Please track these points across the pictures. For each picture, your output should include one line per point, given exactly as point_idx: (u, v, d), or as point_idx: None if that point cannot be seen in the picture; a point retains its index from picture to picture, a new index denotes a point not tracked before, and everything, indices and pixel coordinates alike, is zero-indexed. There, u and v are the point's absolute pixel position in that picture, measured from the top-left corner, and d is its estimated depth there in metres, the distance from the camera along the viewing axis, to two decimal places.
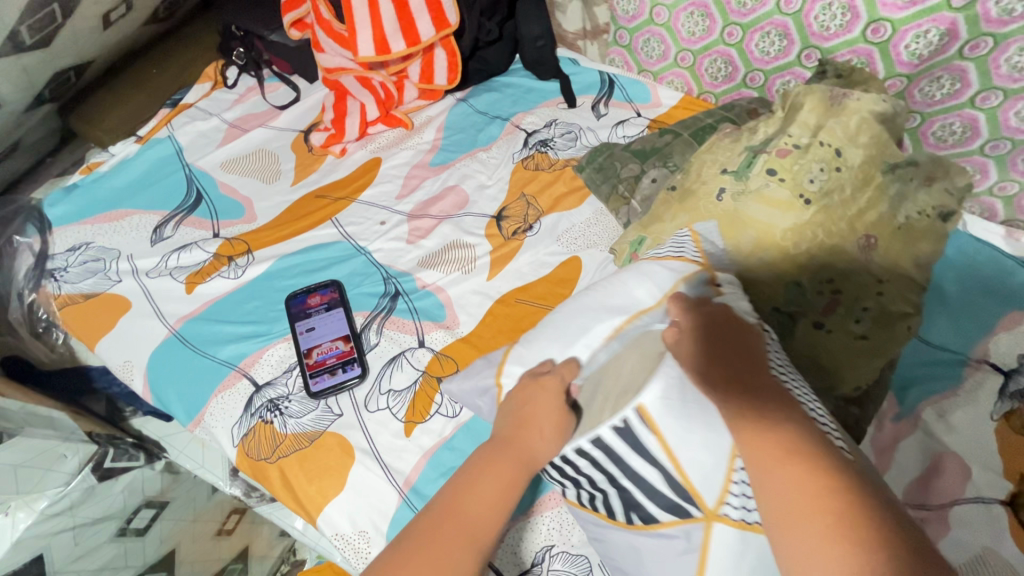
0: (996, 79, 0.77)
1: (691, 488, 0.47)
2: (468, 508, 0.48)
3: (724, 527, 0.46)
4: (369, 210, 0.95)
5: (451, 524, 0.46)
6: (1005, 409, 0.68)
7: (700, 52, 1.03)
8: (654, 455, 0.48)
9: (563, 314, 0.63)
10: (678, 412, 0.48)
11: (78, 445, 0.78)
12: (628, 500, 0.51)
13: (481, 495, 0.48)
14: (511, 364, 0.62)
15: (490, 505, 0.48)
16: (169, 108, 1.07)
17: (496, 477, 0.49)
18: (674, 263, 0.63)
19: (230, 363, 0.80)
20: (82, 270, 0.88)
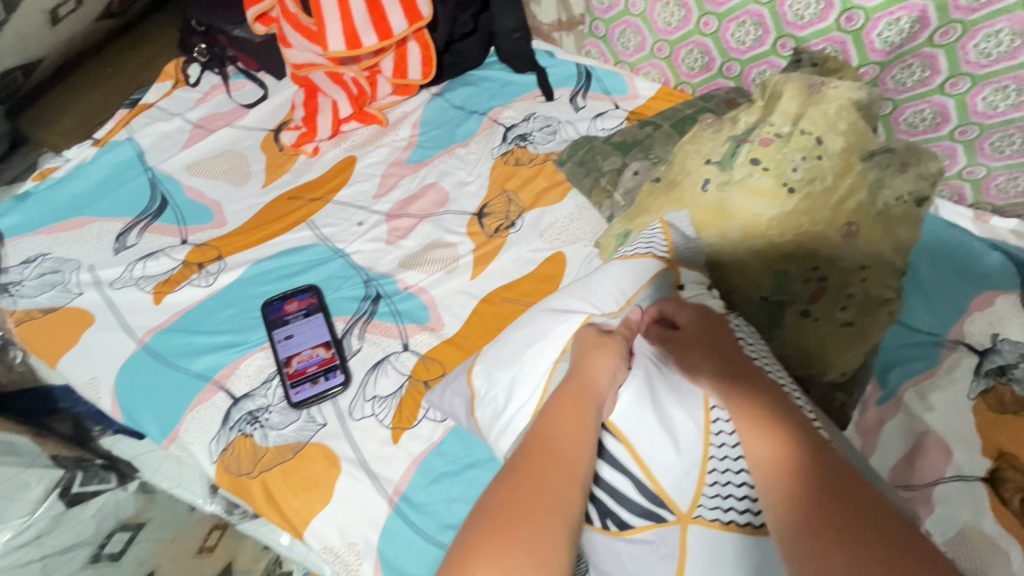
0: (965, 65, 0.79)
1: (660, 491, 0.50)
2: (558, 440, 0.45)
3: (699, 529, 0.48)
4: (345, 210, 0.92)
5: (544, 457, 0.44)
6: (981, 387, 0.70)
7: (677, 42, 1.02)
8: (625, 462, 0.51)
9: (543, 319, 0.63)
10: (645, 425, 0.51)
11: (42, 472, 0.75)
12: (602, 506, 0.51)
13: (566, 427, 0.46)
14: (492, 363, 0.63)
15: (573, 441, 0.45)
16: (127, 108, 1.01)
17: (573, 410, 0.47)
18: (639, 263, 0.65)
19: (205, 376, 0.77)
20: (39, 283, 0.82)
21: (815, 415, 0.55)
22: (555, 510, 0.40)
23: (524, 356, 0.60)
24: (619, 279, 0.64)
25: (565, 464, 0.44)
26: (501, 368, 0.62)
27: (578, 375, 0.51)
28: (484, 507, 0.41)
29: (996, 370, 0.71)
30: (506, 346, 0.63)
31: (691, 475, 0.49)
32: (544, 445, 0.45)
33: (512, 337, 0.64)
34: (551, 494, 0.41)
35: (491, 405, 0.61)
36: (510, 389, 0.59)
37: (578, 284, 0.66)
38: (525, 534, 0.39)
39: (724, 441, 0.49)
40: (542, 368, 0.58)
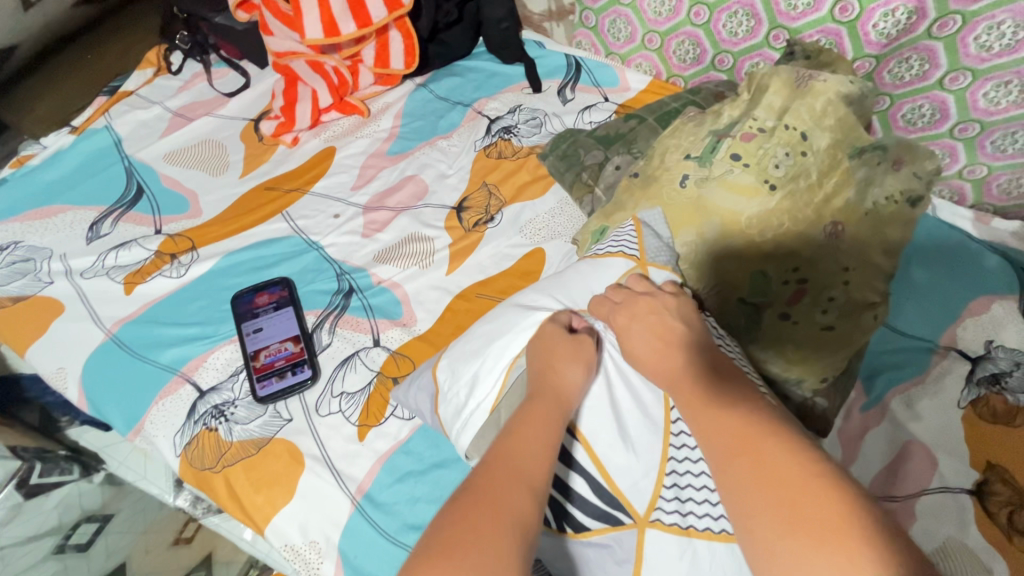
0: (965, 59, 0.75)
1: (616, 492, 0.48)
2: (520, 455, 0.42)
3: (656, 533, 0.46)
4: (322, 202, 0.90)
5: (503, 473, 0.41)
6: (972, 397, 0.69)
7: (667, 34, 1.00)
8: (584, 463, 0.49)
9: (510, 315, 0.60)
10: (609, 432, 0.49)
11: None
12: (557, 508, 0.49)
13: (530, 444, 0.43)
14: (450, 360, 0.61)
15: (536, 455, 0.43)
16: (106, 95, 1.00)
17: (537, 423, 0.45)
18: (608, 263, 0.62)
19: (172, 368, 0.76)
20: (10, 271, 0.82)
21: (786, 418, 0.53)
22: (513, 529, 0.38)
23: (487, 350, 0.58)
24: (589, 276, 0.61)
25: (527, 478, 0.41)
26: (466, 364, 0.59)
27: (545, 385, 0.48)
28: (440, 520, 0.39)
29: (988, 380, 0.69)
30: (468, 343, 0.61)
31: (648, 476, 0.47)
32: (507, 454, 0.42)
33: (477, 333, 0.61)
34: (509, 513, 0.38)
35: (450, 407, 0.59)
36: (472, 384, 0.57)
37: (549, 281, 0.63)
38: (472, 553, 0.36)
39: (684, 442, 0.48)
40: (503, 362, 0.56)
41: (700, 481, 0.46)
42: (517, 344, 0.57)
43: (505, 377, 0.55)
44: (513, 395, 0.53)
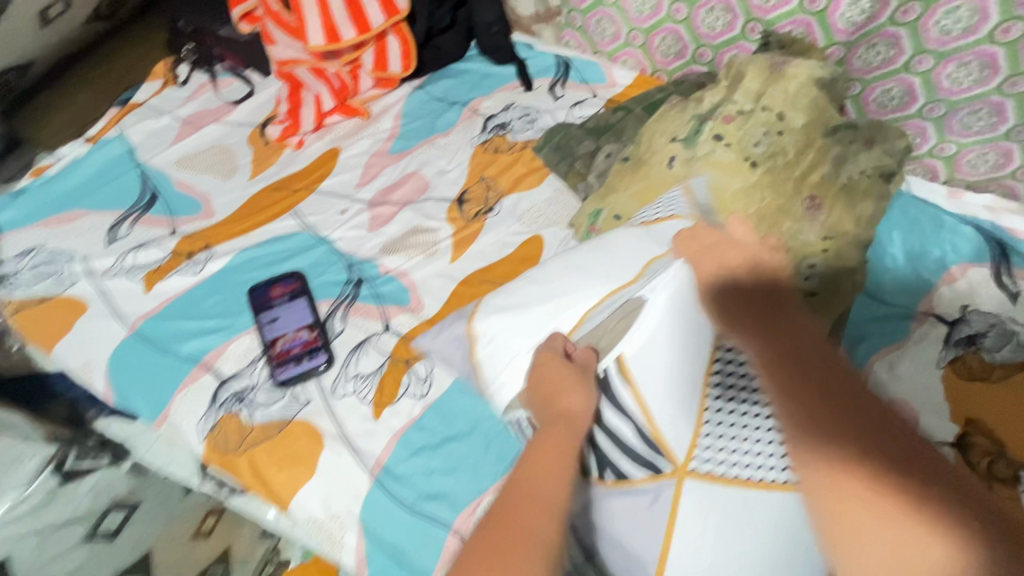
0: (928, 42, 0.81)
1: (657, 437, 0.51)
2: (535, 484, 0.47)
3: (693, 481, 0.50)
4: (329, 200, 0.95)
5: (521, 502, 0.46)
6: (950, 356, 0.76)
7: (650, 30, 1.05)
8: (629, 407, 0.53)
9: (565, 277, 0.62)
10: (654, 371, 0.52)
11: (37, 447, 0.79)
12: (602, 458, 0.53)
13: (544, 473, 0.48)
14: (490, 315, 0.64)
15: (551, 486, 0.47)
16: (118, 107, 1.04)
17: (550, 453, 0.50)
18: (663, 226, 0.62)
19: (194, 358, 0.80)
20: (34, 274, 0.85)
21: None
22: (537, 553, 0.42)
23: (543, 307, 0.61)
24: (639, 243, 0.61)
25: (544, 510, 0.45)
26: (519, 319, 0.62)
27: (553, 412, 0.53)
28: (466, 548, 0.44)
29: (965, 341, 0.76)
30: (522, 299, 0.63)
31: (690, 428, 0.51)
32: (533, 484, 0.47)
33: (530, 289, 0.63)
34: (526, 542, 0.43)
35: (491, 358, 0.63)
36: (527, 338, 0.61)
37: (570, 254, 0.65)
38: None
39: (720, 395, 0.51)
40: (568, 318, 0.59)
41: (733, 432, 0.51)
42: (578, 305, 0.59)
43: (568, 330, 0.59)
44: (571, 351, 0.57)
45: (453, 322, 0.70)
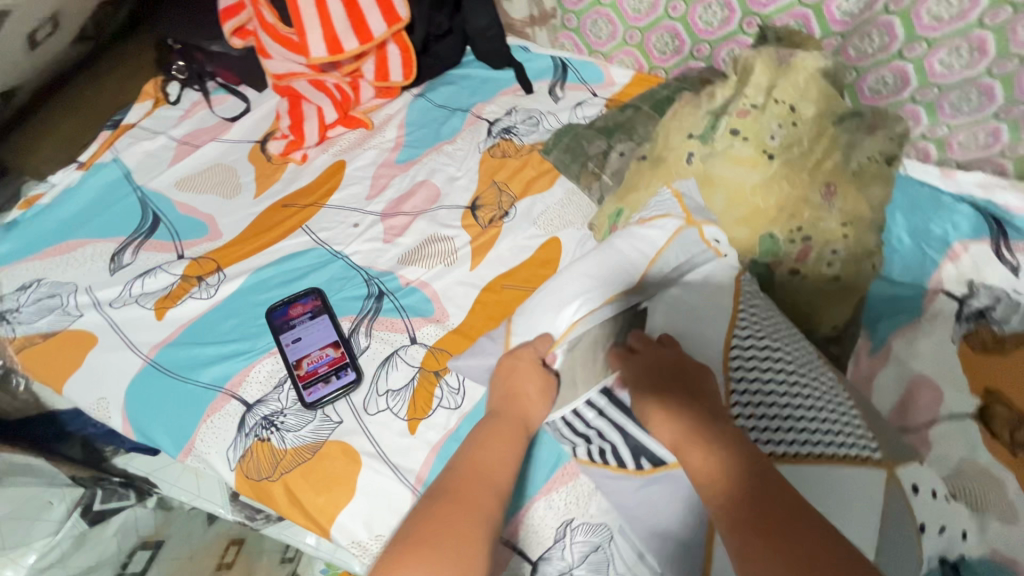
0: (920, 29, 0.83)
1: None
2: (486, 462, 0.52)
3: None
4: (340, 214, 0.93)
5: (473, 478, 0.50)
6: (963, 331, 0.78)
7: (647, 29, 1.06)
8: None
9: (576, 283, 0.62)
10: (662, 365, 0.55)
11: (63, 489, 0.75)
12: (637, 446, 0.54)
13: (495, 453, 0.53)
14: (515, 334, 0.65)
15: (474, 507, 0.48)
16: (110, 129, 1.00)
17: (501, 437, 0.55)
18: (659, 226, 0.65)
19: (216, 386, 0.77)
20: (37, 308, 0.82)
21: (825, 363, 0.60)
22: (478, 519, 0.47)
23: (552, 319, 0.61)
24: (637, 242, 0.64)
25: (461, 531, 0.46)
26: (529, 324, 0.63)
27: (509, 406, 0.58)
28: (409, 526, 0.46)
29: (975, 315, 0.78)
30: (534, 312, 0.64)
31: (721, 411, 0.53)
32: (463, 492, 0.49)
33: (538, 302, 0.64)
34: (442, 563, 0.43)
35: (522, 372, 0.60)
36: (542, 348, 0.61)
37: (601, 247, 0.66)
38: (443, 547, 0.44)
39: (741, 378, 0.55)
40: (569, 323, 0.60)
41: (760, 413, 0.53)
42: (585, 307, 0.60)
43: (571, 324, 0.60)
44: (583, 353, 0.58)
45: (486, 345, 0.69)
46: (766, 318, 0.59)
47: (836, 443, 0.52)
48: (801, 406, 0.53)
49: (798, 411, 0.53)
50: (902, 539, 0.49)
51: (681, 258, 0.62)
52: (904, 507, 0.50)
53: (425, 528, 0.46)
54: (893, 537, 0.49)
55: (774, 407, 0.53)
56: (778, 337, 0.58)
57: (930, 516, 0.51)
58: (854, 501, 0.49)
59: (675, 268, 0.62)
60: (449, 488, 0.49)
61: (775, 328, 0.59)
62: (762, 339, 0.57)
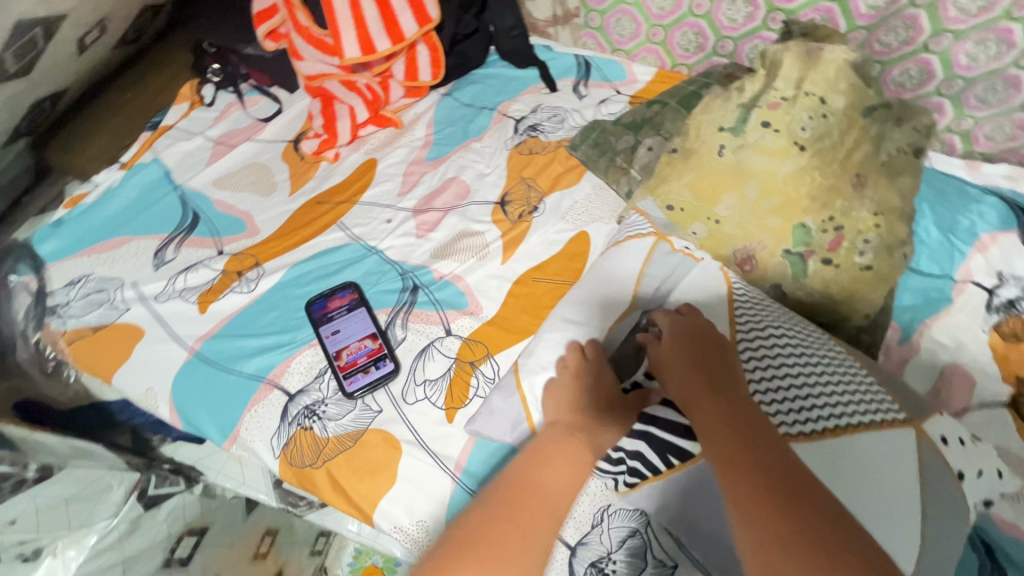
0: (947, 22, 0.84)
1: None
2: (546, 484, 0.52)
3: None
4: (373, 210, 0.95)
5: (530, 498, 0.50)
6: (993, 322, 0.78)
7: (670, 26, 1.08)
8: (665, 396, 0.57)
9: (572, 313, 0.68)
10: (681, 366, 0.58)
11: (123, 474, 0.75)
12: (663, 444, 0.55)
13: (556, 473, 0.53)
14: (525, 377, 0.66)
15: (564, 486, 0.52)
16: (150, 130, 1.04)
17: (566, 457, 0.54)
18: (635, 245, 0.71)
19: (258, 377, 0.79)
20: (86, 303, 0.85)
21: (839, 346, 0.62)
22: (535, 545, 0.47)
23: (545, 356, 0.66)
24: (623, 262, 0.70)
25: (552, 503, 0.50)
26: (529, 357, 0.67)
27: (579, 427, 0.57)
28: (464, 527, 0.49)
29: (1006, 305, 0.79)
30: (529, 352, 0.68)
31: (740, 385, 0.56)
32: (517, 512, 0.49)
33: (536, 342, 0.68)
34: (538, 532, 0.48)
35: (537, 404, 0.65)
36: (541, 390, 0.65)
37: (589, 273, 0.72)
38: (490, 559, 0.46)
39: (755, 365, 0.57)
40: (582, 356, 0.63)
41: (782, 394, 0.55)
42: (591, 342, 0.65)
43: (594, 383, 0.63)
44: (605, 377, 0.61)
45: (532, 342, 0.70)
46: (760, 308, 0.63)
47: (860, 410, 0.54)
48: (816, 383, 0.56)
49: (812, 390, 0.55)
50: (946, 491, 0.51)
51: (666, 270, 0.69)
52: (940, 458, 0.53)
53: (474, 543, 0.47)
54: (938, 489, 0.51)
55: (794, 387, 0.55)
56: (780, 325, 0.61)
57: (965, 462, 0.54)
58: (896, 466, 0.51)
59: (661, 283, 0.68)
60: (503, 500, 0.51)
61: (774, 315, 0.62)
62: (764, 328, 0.60)
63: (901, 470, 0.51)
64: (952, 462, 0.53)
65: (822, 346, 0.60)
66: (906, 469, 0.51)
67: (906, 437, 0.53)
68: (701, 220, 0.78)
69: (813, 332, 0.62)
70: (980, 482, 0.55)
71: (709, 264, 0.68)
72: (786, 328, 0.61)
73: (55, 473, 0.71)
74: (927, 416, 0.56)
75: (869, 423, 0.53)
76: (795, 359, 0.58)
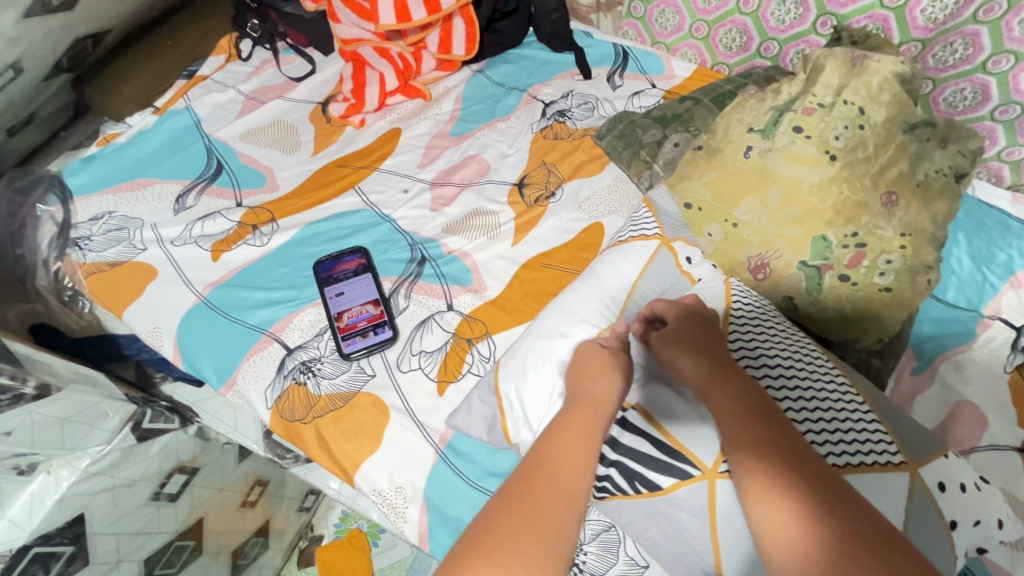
0: (1009, 42, 0.79)
1: (677, 445, 0.52)
2: (564, 454, 0.44)
3: (725, 483, 0.49)
4: (391, 178, 0.95)
5: (546, 470, 0.43)
6: (1017, 362, 0.75)
7: (715, 22, 1.04)
8: (639, 426, 0.55)
9: (559, 321, 0.66)
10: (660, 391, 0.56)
11: (119, 404, 0.76)
12: (628, 471, 0.54)
13: (572, 442, 0.45)
14: (506, 381, 0.66)
15: (584, 450, 0.45)
16: (186, 79, 1.07)
17: (578, 421, 0.47)
18: (635, 246, 0.70)
19: (261, 328, 0.81)
20: (106, 239, 0.87)
21: (838, 367, 0.59)
22: (562, 522, 0.40)
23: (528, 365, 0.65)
24: (619, 268, 0.68)
25: (573, 470, 0.43)
26: (513, 360, 0.67)
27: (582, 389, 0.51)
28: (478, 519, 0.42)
29: None
30: (515, 358, 0.67)
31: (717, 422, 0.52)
32: (534, 487, 0.42)
33: (521, 348, 0.67)
34: (563, 503, 0.41)
35: (517, 411, 0.65)
36: (521, 397, 0.64)
37: (585, 275, 0.71)
38: (518, 541, 0.39)
39: None
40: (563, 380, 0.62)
41: None
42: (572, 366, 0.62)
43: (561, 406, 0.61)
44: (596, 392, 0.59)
45: (519, 342, 0.69)
46: (756, 329, 0.60)
47: (850, 447, 0.52)
48: (804, 410, 0.54)
49: (801, 420, 0.53)
50: (932, 539, 0.49)
51: (661, 287, 0.66)
52: (932, 506, 0.50)
53: (495, 529, 0.40)
54: (926, 537, 0.48)
55: None
56: (777, 345, 0.58)
57: (961, 510, 0.51)
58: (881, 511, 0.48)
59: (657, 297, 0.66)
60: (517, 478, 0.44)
61: (772, 330, 0.60)
62: (757, 348, 0.58)
63: (885, 514, 0.48)
64: (944, 510, 0.51)
65: (820, 371, 0.57)
66: (893, 512, 0.49)
67: (896, 479, 0.51)
68: (718, 222, 0.75)
69: (811, 352, 0.59)
70: (976, 530, 0.52)
71: (705, 285, 0.65)
72: (783, 350, 0.58)
73: (53, 392, 0.70)
74: (928, 458, 0.53)
75: (857, 465, 0.51)
76: (785, 389, 0.55)
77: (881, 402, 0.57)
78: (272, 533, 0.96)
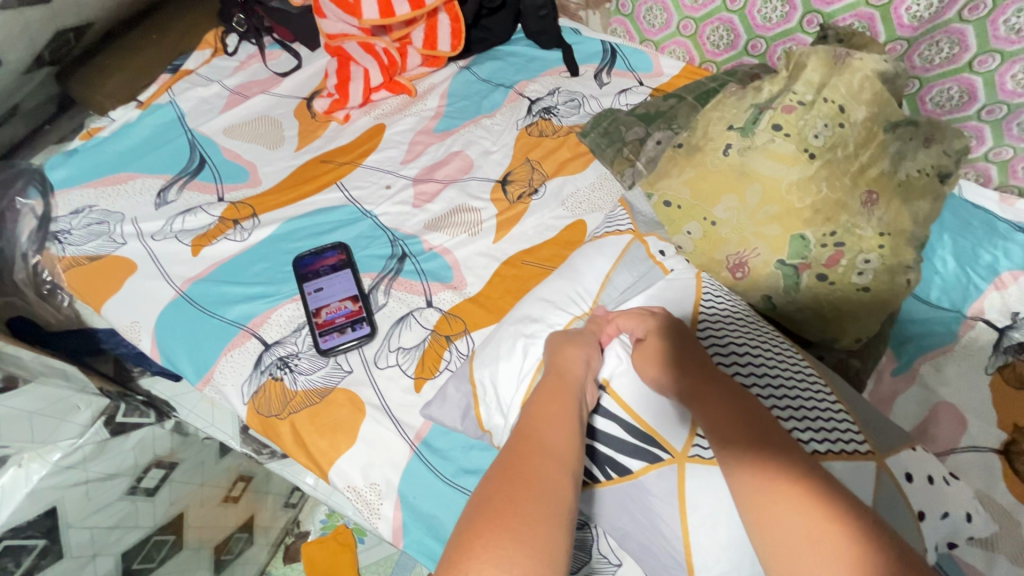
0: (994, 41, 0.78)
1: (650, 431, 0.52)
2: (549, 440, 0.45)
3: (694, 467, 0.49)
4: (374, 174, 0.95)
5: (534, 456, 0.43)
6: (999, 362, 0.74)
7: (702, 20, 1.04)
8: (612, 411, 0.54)
9: (533, 308, 0.66)
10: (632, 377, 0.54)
11: (91, 398, 0.77)
12: (600, 456, 0.54)
13: (554, 428, 0.46)
14: (478, 369, 0.66)
15: (565, 433, 0.46)
16: (169, 74, 1.06)
17: (555, 404, 0.48)
18: (609, 241, 0.70)
19: (238, 324, 0.81)
20: (86, 232, 0.87)
21: (808, 362, 0.59)
22: (553, 503, 0.40)
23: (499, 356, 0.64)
24: (594, 261, 0.68)
25: (558, 454, 0.44)
26: (485, 349, 0.67)
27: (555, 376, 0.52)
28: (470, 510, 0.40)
29: (1015, 348, 0.74)
30: (489, 347, 0.67)
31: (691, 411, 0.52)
32: (522, 469, 0.42)
33: (493, 341, 0.67)
34: (549, 483, 0.41)
35: (490, 403, 0.64)
36: (493, 385, 0.63)
37: (561, 269, 0.71)
38: (519, 522, 0.38)
39: None
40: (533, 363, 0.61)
41: None
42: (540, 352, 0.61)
43: (526, 388, 0.60)
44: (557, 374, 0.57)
45: (493, 334, 0.69)
46: (726, 321, 0.59)
47: (818, 436, 0.51)
48: (773, 400, 0.53)
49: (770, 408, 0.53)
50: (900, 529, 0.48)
51: (633, 277, 0.66)
52: (899, 496, 0.50)
53: (492, 516, 0.39)
54: (892, 526, 0.48)
55: None
56: (748, 338, 0.58)
57: (930, 503, 0.51)
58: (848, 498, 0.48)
59: (628, 289, 0.66)
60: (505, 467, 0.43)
61: (744, 323, 0.60)
62: (728, 339, 0.58)
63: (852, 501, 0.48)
64: (913, 501, 0.50)
65: (790, 363, 0.57)
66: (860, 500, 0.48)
67: (865, 468, 0.50)
68: (696, 220, 0.75)
69: (782, 346, 0.59)
70: (945, 524, 0.51)
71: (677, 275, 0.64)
72: (753, 341, 0.58)
73: (22, 385, 0.70)
74: (895, 450, 0.53)
75: (825, 453, 0.50)
76: (755, 377, 0.55)
77: (851, 397, 0.58)
78: (256, 529, 0.96)
